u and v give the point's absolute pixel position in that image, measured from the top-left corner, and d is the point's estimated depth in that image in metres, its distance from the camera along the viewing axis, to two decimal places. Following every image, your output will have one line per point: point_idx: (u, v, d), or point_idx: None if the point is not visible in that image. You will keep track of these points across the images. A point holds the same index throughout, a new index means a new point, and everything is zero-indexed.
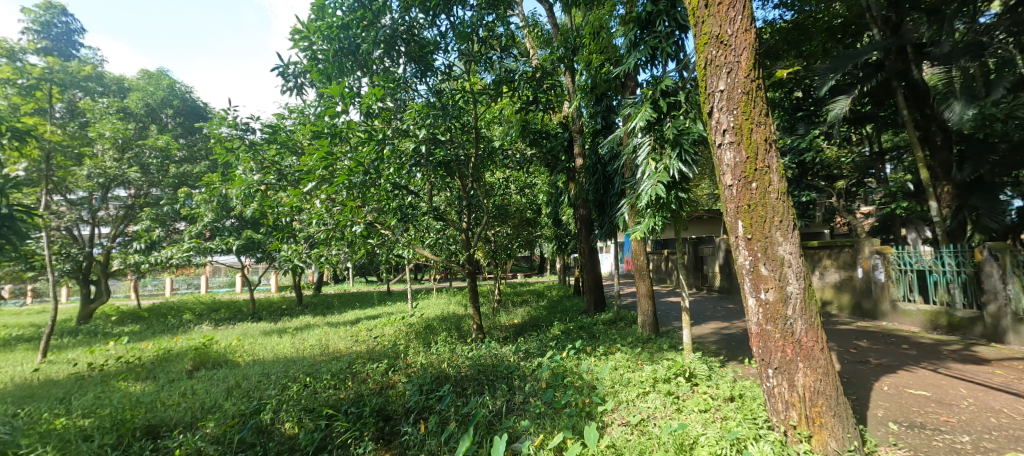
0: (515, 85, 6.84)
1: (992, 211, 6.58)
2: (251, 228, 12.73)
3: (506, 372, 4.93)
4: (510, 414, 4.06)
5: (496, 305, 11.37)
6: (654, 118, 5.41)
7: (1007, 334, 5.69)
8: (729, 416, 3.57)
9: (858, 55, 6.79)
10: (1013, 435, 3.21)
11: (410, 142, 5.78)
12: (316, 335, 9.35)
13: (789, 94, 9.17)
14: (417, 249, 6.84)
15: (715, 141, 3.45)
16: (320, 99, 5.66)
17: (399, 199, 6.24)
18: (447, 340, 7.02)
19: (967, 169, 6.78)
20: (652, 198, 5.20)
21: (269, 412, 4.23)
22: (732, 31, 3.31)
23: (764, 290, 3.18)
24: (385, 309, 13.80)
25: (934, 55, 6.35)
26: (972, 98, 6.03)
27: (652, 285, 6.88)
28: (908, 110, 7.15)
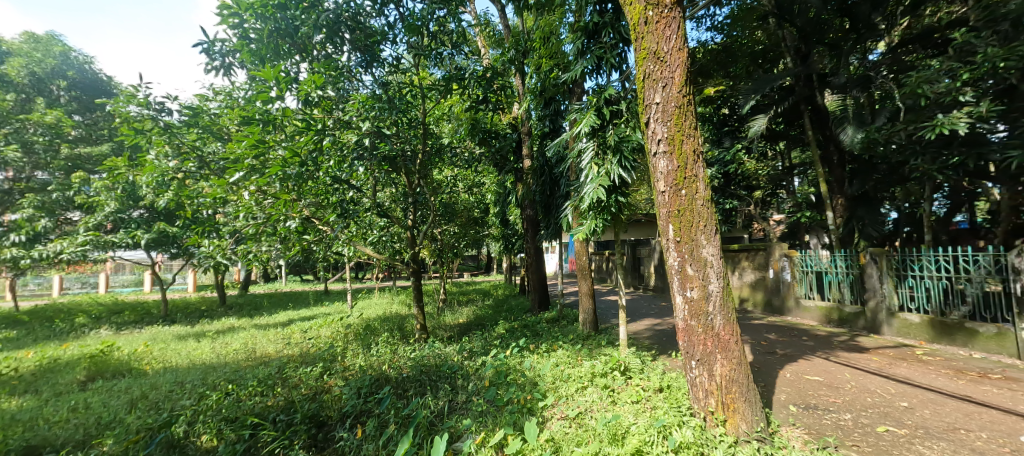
0: (465, 83, 6.92)
1: (874, 221, 7.46)
2: (163, 220, 11.69)
3: (449, 372, 5.00)
4: (453, 414, 4.15)
5: (441, 305, 11.37)
6: (597, 125, 5.75)
7: (882, 326, 6.62)
8: (658, 406, 3.86)
9: (774, 79, 7.53)
10: (884, 411, 3.79)
11: (353, 134, 5.85)
12: (241, 339, 8.81)
13: (718, 110, 9.96)
14: (359, 247, 6.69)
15: (651, 150, 3.75)
16: (251, 82, 5.40)
17: (339, 194, 6.24)
18: (389, 340, 6.98)
19: (856, 184, 7.59)
20: (594, 200, 5.53)
21: (182, 424, 3.99)
22: (667, 48, 3.62)
23: (689, 288, 3.51)
24: (321, 309, 13.32)
25: (833, 83, 7.32)
26: (861, 124, 6.87)
27: (593, 285, 7.22)
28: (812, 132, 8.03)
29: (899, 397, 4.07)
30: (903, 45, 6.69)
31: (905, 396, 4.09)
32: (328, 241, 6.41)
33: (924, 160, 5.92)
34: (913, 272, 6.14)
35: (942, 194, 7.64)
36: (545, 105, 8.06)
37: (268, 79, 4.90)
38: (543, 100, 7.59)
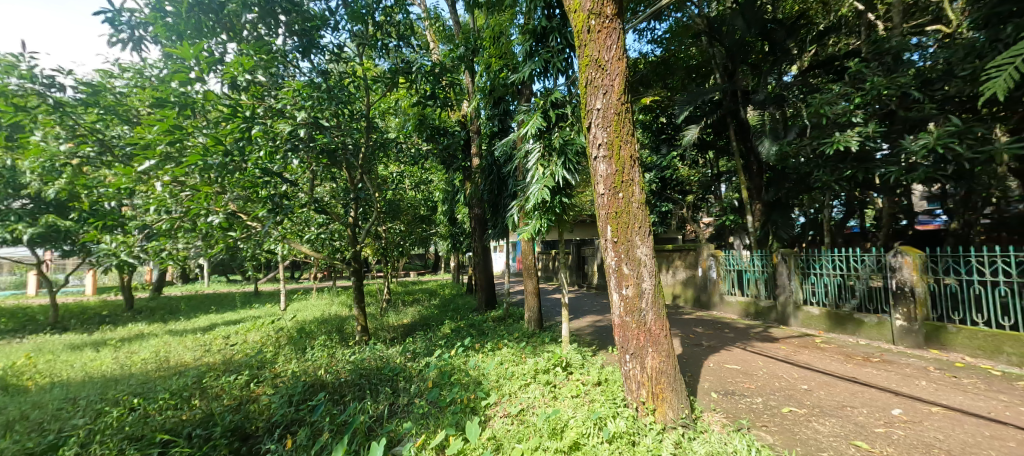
0: (411, 78, 6.86)
1: (784, 226, 8.27)
2: (55, 212, 10.39)
3: (390, 374, 4.96)
4: (393, 417, 4.14)
5: (385, 306, 11.14)
6: (544, 127, 5.93)
7: (788, 318, 7.41)
8: (596, 399, 4.09)
9: (705, 93, 8.08)
10: (788, 394, 4.26)
11: (286, 124, 5.54)
12: (153, 347, 8.09)
13: (656, 119, 10.59)
14: (295, 245, 6.41)
15: (592, 154, 3.96)
16: (168, 61, 4.80)
17: (271, 187, 5.86)
18: (326, 344, 6.74)
19: (771, 192, 8.40)
20: (539, 201, 5.69)
21: (74, 446, 3.53)
22: (608, 57, 3.85)
23: (625, 286, 3.75)
24: (251, 312, 12.54)
25: (754, 100, 7.99)
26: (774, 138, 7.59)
27: (538, 284, 7.43)
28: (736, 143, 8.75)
29: (800, 381, 4.60)
30: (813, 69, 7.47)
31: (806, 380, 4.63)
32: (256, 238, 5.93)
33: (824, 173, 6.60)
34: (815, 270, 6.96)
35: (841, 202, 8.64)
36: (494, 105, 8.18)
37: (185, 57, 4.42)
38: (492, 99, 7.88)
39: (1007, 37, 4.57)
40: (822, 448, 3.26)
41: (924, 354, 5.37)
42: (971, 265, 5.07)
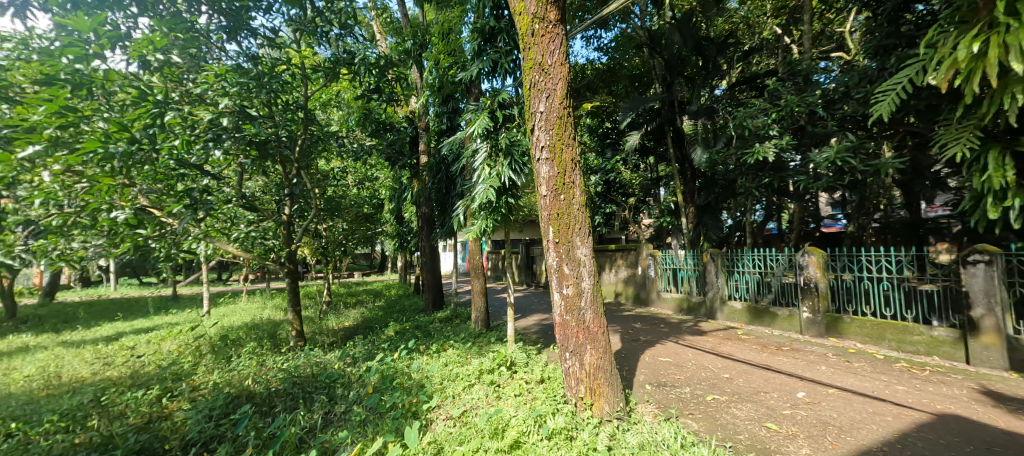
0: (354, 69, 6.65)
1: (716, 228, 8.69)
2: None
3: (327, 382, 4.79)
4: (329, 427, 4.00)
5: (325, 309, 10.69)
6: (491, 127, 5.96)
7: (716, 312, 7.98)
8: (537, 397, 4.18)
9: (645, 101, 8.42)
10: (711, 382, 4.61)
11: (207, 110, 5.11)
12: (46, 362, 7.19)
13: (601, 123, 10.85)
14: (221, 246, 5.99)
15: (535, 156, 4.03)
16: (61, 33, 4.08)
17: (189, 181, 5.39)
18: (255, 352, 6.36)
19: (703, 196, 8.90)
20: (484, 201, 5.72)
21: None
22: (551, 62, 3.93)
23: (565, 286, 3.86)
24: (169, 318, 11.51)
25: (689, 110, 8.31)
26: (706, 146, 8.12)
27: (485, 283, 7.46)
28: (673, 149, 9.26)
29: (723, 370, 5.00)
30: (740, 85, 8.04)
31: (728, 369, 5.03)
32: (171, 238, 5.32)
33: (747, 179, 7.04)
34: (738, 269, 7.56)
35: (762, 207, 9.38)
36: (443, 103, 7.99)
37: (81, 30, 4.04)
38: (441, 96, 7.56)
39: (893, 64, 5.22)
40: (740, 431, 3.56)
41: (826, 342, 6.01)
42: (864, 263, 5.79)
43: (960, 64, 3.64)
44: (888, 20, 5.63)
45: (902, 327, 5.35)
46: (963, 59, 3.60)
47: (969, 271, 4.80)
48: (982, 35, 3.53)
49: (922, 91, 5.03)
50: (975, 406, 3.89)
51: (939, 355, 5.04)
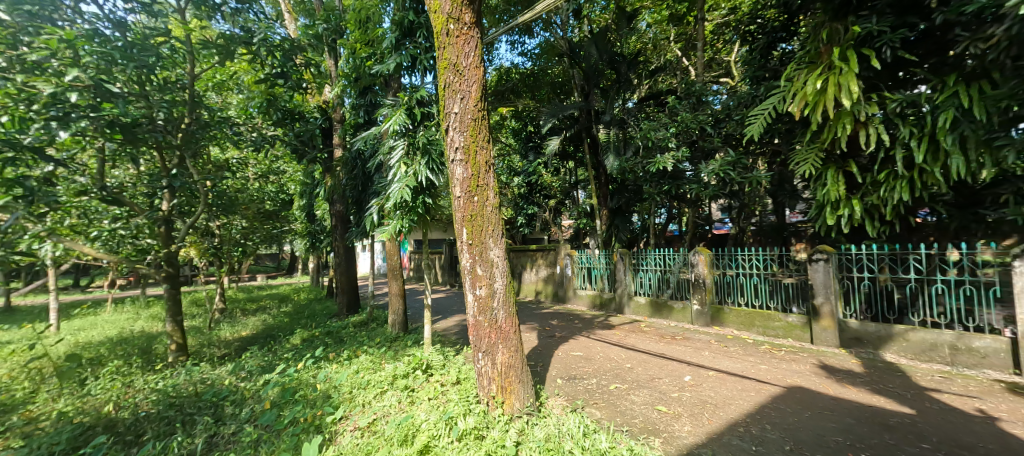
0: (253, 49, 6.06)
1: (624, 230, 9.36)
2: None
3: (213, 400, 4.35)
4: (214, 451, 3.62)
5: (217, 317, 9.64)
6: (408, 124, 5.82)
7: (624, 307, 8.55)
8: (451, 399, 4.17)
9: (566, 108, 8.79)
10: (615, 373, 5.06)
11: (46, 83, 4.30)
12: None
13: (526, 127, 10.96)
14: (76, 247, 5.14)
15: (449, 157, 3.99)
16: None
17: (25, 169, 4.50)
18: (121, 372, 5.55)
19: (614, 200, 9.52)
20: (399, 200, 5.55)
21: None
22: (466, 64, 3.92)
23: (478, 287, 3.89)
24: (10, 333, 9.63)
25: (605, 120, 8.69)
26: (618, 153, 8.43)
27: (403, 285, 7.24)
28: (590, 156, 9.71)
29: (627, 361, 5.46)
30: (648, 100, 8.67)
31: (630, 360, 5.50)
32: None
33: (650, 185, 7.62)
34: (643, 266, 8.19)
35: (664, 213, 10.09)
36: (360, 94, 7.33)
37: None
38: (358, 87, 7.02)
39: (761, 92, 6.05)
40: (636, 416, 3.97)
41: (712, 331, 6.74)
42: (741, 261, 6.59)
43: (810, 97, 4.99)
44: (760, 53, 6.44)
45: (768, 315, 6.18)
46: (812, 92, 4.94)
47: (812, 267, 5.73)
48: (822, 76, 4.92)
49: (785, 117, 5.87)
50: (817, 378, 4.70)
51: (795, 338, 5.90)
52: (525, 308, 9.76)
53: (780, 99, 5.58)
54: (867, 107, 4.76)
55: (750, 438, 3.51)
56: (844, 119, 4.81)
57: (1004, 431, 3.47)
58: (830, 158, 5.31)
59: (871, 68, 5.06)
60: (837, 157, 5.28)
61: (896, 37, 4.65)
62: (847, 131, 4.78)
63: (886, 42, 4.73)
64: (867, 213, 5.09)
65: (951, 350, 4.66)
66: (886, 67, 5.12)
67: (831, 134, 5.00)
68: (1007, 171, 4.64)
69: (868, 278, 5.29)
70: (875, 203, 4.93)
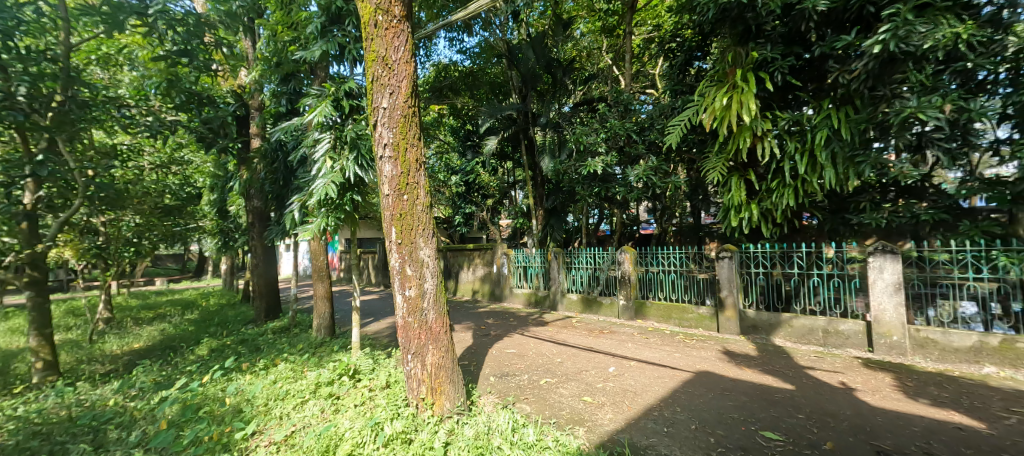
0: (149, 22, 5.50)
1: (559, 229, 9.53)
2: None
3: (94, 424, 3.81)
4: None
5: (105, 329, 8.50)
6: (334, 116, 5.49)
7: (557, 303, 8.75)
8: (378, 404, 4.00)
9: (503, 109, 8.87)
10: (547, 368, 5.16)
11: None
12: None
13: (463, 125, 11.05)
14: None
15: (377, 153, 3.81)
16: None
17: None
18: None
19: (550, 200, 9.69)
20: (323, 196, 5.22)
21: None
22: (396, 58, 3.75)
23: (408, 288, 3.75)
24: None
25: (542, 122, 8.82)
26: (553, 155, 8.59)
27: (330, 287, 6.79)
28: (527, 157, 9.81)
29: (559, 356, 5.58)
30: (581, 105, 8.92)
31: (561, 355, 5.62)
32: None
33: (582, 187, 7.78)
34: (575, 264, 8.41)
35: (596, 213, 10.44)
36: (281, 83, 6.72)
37: None
38: (279, 74, 6.45)
39: (679, 104, 6.47)
40: (564, 408, 4.08)
41: (636, 324, 7.08)
42: (661, 258, 7.01)
43: (717, 111, 5.44)
44: (678, 69, 6.86)
45: (683, 308, 6.61)
46: (719, 108, 5.39)
47: (718, 263, 6.24)
48: (728, 93, 5.39)
49: (698, 128, 6.28)
50: (721, 363, 5.10)
51: (706, 327, 6.36)
52: (461, 308, 9.65)
53: (694, 112, 5.97)
54: (763, 123, 5.22)
55: (663, 420, 3.75)
56: (745, 133, 5.27)
57: (868, 400, 4.00)
58: (734, 168, 5.76)
59: (765, 90, 5.53)
60: (740, 167, 5.75)
61: (784, 64, 5.15)
62: (746, 144, 5.27)
63: (776, 69, 5.26)
64: (763, 217, 5.57)
65: (826, 333, 5.31)
66: (778, 90, 5.64)
67: (735, 146, 5.43)
68: (864, 181, 5.28)
69: (763, 273, 5.86)
70: (769, 207, 5.39)
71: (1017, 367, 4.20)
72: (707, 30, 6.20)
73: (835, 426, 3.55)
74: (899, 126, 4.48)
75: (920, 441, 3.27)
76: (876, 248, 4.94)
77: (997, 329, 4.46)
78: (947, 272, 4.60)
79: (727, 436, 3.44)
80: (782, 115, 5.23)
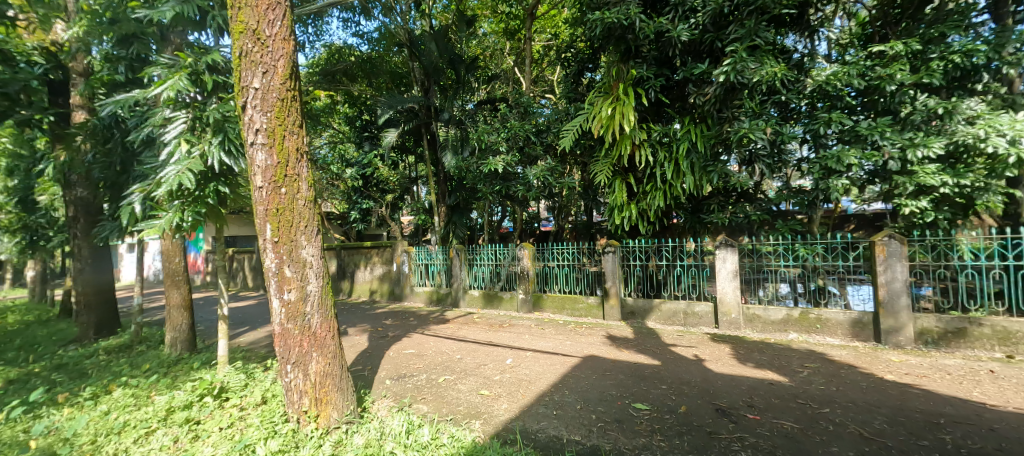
0: None
1: (462, 225, 9.49)
2: None
3: None
4: None
5: None
6: (192, 91, 4.42)
7: (459, 300, 8.72)
8: (250, 423, 3.54)
9: (405, 101, 8.50)
10: (446, 366, 5.12)
11: None
12: None
13: (359, 115, 10.69)
14: None
15: (248, 139, 3.36)
16: None
17: None
18: None
19: (452, 197, 9.60)
20: (174, 188, 4.19)
21: None
22: (270, 33, 3.36)
23: (286, 291, 3.36)
24: None
25: (444, 118, 8.74)
26: (455, 152, 8.64)
27: (189, 294, 5.79)
28: (429, 152, 9.55)
29: (458, 352, 5.56)
30: (484, 104, 8.97)
31: (461, 351, 5.64)
32: None
33: (484, 185, 7.93)
34: (478, 260, 8.52)
35: (499, 210, 10.67)
36: (117, 44, 5.37)
37: None
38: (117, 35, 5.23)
39: (572, 110, 6.98)
40: (460, 403, 4.10)
41: (534, 316, 7.44)
42: (556, 254, 7.52)
43: (603, 120, 6.01)
44: (572, 78, 7.40)
45: (575, 298, 7.18)
46: (605, 117, 5.97)
47: (604, 257, 6.91)
48: (613, 104, 5.98)
49: (588, 135, 6.84)
50: (605, 346, 5.67)
51: (595, 315, 6.96)
52: (355, 310, 9.04)
53: (584, 119, 6.51)
54: (640, 133, 5.90)
55: (552, 404, 4.01)
56: (625, 142, 5.91)
57: (713, 368, 4.81)
58: (616, 172, 6.40)
59: (642, 105, 6.21)
60: (623, 171, 6.42)
61: (657, 83, 5.87)
62: (626, 152, 5.92)
63: (650, 87, 5.96)
64: (640, 216, 6.33)
65: (686, 315, 6.24)
66: (652, 106, 6.36)
67: (618, 153, 6.06)
68: (716, 187, 6.29)
69: (640, 265, 6.67)
70: (644, 208, 6.16)
71: (811, 332, 5.44)
72: (596, 46, 6.74)
73: (688, 392, 4.20)
74: (736, 142, 5.40)
75: (746, 397, 4.03)
76: (720, 243, 5.98)
77: (800, 303, 5.69)
78: (768, 260, 5.78)
79: (605, 411, 3.82)
80: (654, 127, 5.92)
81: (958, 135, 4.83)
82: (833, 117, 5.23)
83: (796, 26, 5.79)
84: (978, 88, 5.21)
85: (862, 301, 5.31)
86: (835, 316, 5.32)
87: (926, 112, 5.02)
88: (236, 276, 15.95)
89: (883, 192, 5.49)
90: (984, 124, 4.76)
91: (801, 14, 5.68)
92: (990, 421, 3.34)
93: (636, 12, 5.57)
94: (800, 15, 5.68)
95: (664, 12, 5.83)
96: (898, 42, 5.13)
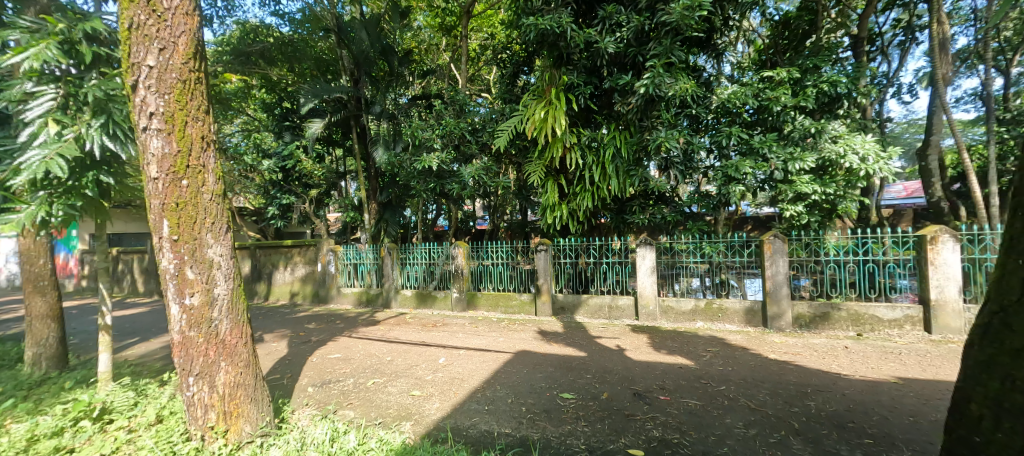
0: None
1: (393, 223, 9.17)
2: None
3: None
4: None
5: None
6: (63, 62, 3.66)
7: (391, 300, 8.44)
8: (141, 445, 3.12)
9: (332, 90, 8.03)
10: (375, 368, 4.94)
11: None
12: None
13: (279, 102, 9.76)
14: None
15: (139, 124, 2.94)
16: None
17: None
18: None
19: (384, 192, 9.23)
20: (38, 176, 3.43)
21: None
22: (169, 6, 2.95)
23: (188, 295, 2.98)
24: None
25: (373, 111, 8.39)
26: (387, 146, 8.35)
27: (58, 302, 4.94)
28: (358, 146, 9.08)
29: (389, 354, 5.40)
30: (419, 99, 8.74)
31: (392, 352, 5.49)
32: None
33: (417, 182, 7.71)
34: (410, 259, 8.32)
35: (432, 208, 10.49)
36: None
37: None
38: None
39: (508, 111, 7.10)
40: (390, 406, 3.99)
41: (468, 314, 7.46)
42: (491, 252, 7.62)
43: (537, 122, 6.23)
44: (508, 79, 7.51)
45: (508, 295, 7.34)
46: (538, 119, 6.19)
47: (536, 255, 7.14)
48: (546, 107, 6.22)
49: (522, 136, 7.01)
50: (536, 341, 5.87)
51: (527, 312, 7.18)
52: (274, 314, 8.32)
53: (518, 121, 6.68)
54: (570, 137, 6.20)
55: (484, 400, 4.07)
56: (557, 145, 6.19)
57: (632, 356, 5.23)
58: (548, 173, 6.72)
59: (572, 110, 6.51)
60: (555, 172, 6.70)
61: (586, 90, 6.19)
62: (558, 153, 6.20)
63: (579, 94, 6.25)
64: (570, 215, 6.66)
65: (610, 308, 6.69)
66: (581, 112, 6.68)
67: (551, 155, 6.34)
68: (639, 189, 6.81)
69: (570, 263, 7.01)
70: (573, 208, 6.50)
71: (715, 320, 6.14)
72: (531, 50, 6.90)
73: (610, 380, 4.52)
74: (654, 149, 5.86)
75: (659, 380, 4.46)
76: (641, 242, 6.50)
77: (707, 295, 6.39)
78: (681, 257, 6.42)
79: (534, 403, 3.97)
80: (584, 131, 6.25)
81: (825, 151, 5.77)
82: (733, 131, 5.93)
83: (706, 48, 6.44)
84: (841, 113, 6.22)
85: (755, 292, 6.08)
86: (733, 306, 6.07)
87: (802, 131, 5.88)
88: (122, 280, 13.83)
89: (770, 198, 6.33)
90: (844, 143, 5.72)
91: (709, 38, 6.33)
92: (844, 387, 4.05)
93: (568, 22, 5.84)
94: (709, 39, 6.33)
95: (594, 23, 6.16)
96: (783, 70, 5.96)
